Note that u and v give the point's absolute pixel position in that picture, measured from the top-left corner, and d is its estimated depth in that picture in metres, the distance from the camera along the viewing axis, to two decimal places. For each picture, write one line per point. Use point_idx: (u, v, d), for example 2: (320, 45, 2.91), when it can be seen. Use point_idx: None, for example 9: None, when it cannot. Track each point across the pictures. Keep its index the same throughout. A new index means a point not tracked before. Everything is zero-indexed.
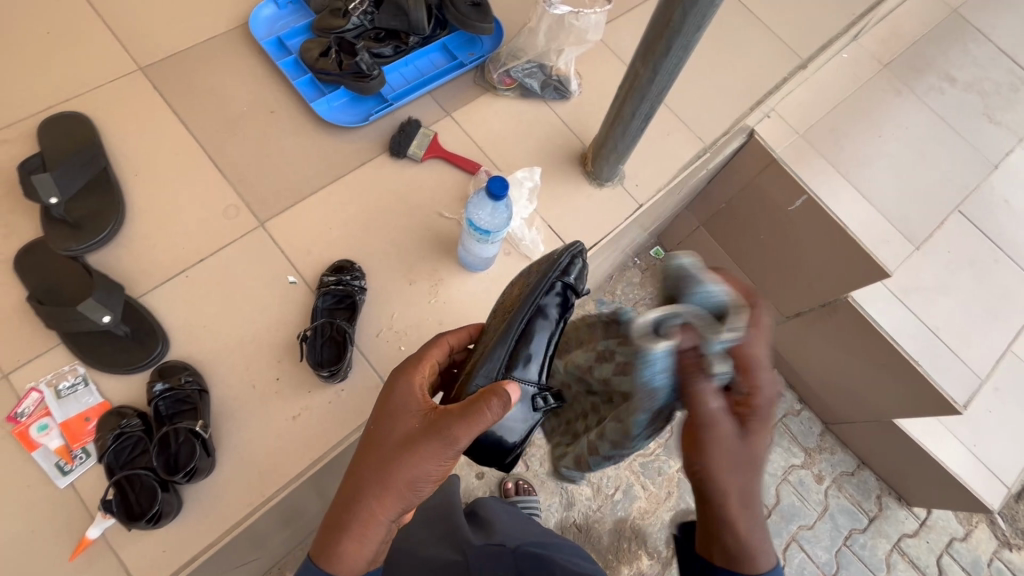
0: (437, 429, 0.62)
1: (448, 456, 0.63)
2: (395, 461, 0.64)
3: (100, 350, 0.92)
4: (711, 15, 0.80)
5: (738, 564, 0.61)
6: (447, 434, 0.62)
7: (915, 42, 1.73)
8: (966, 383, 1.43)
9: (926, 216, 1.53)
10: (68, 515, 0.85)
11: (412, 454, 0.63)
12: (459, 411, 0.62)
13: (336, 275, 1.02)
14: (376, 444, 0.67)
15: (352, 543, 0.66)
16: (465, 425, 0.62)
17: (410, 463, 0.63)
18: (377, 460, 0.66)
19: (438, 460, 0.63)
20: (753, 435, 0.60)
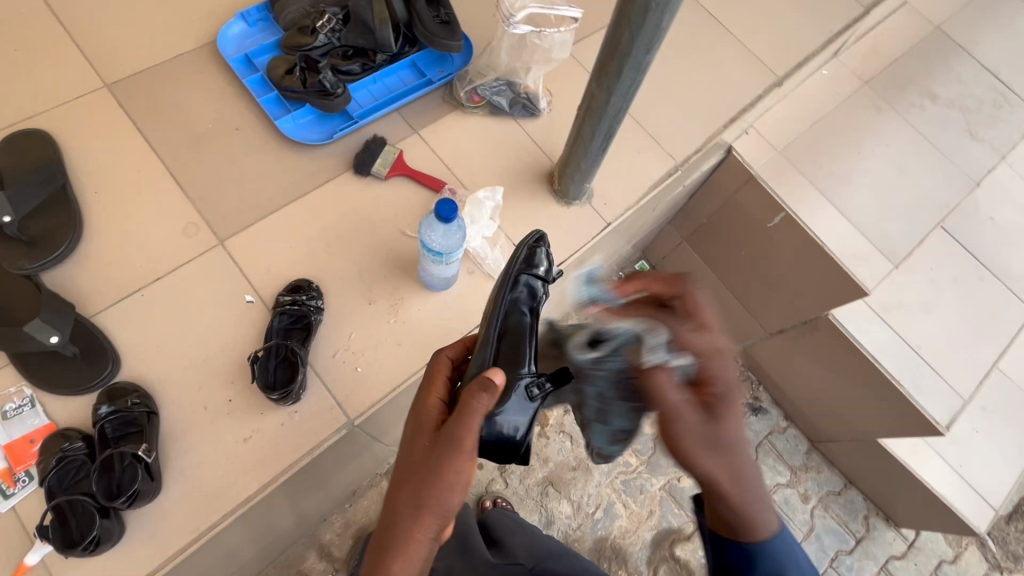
0: (448, 430, 0.62)
1: (466, 455, 0.62)
2: (418, 476, 0.62)
3: (48, 370, 0.91)
4: (660, 37, 0.79)
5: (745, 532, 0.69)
6: (458, 432, 0.61)
7: (896, 59, 1.73)
8: (948, 403, 1.41)
9: (906, 234, 1.52)
10: (9, 540, 0.83)
11: (434, 469, 0.61)
12: (461, 405, 0.62)
13: (292, 295, 1.01)
14: (403, 476, 0.64)
15: (396, 573, 0.60)
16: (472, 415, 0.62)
17: (435, 478, 0.61)
18: (404, 481, 0.63)
19: (458, 463, 0.61)
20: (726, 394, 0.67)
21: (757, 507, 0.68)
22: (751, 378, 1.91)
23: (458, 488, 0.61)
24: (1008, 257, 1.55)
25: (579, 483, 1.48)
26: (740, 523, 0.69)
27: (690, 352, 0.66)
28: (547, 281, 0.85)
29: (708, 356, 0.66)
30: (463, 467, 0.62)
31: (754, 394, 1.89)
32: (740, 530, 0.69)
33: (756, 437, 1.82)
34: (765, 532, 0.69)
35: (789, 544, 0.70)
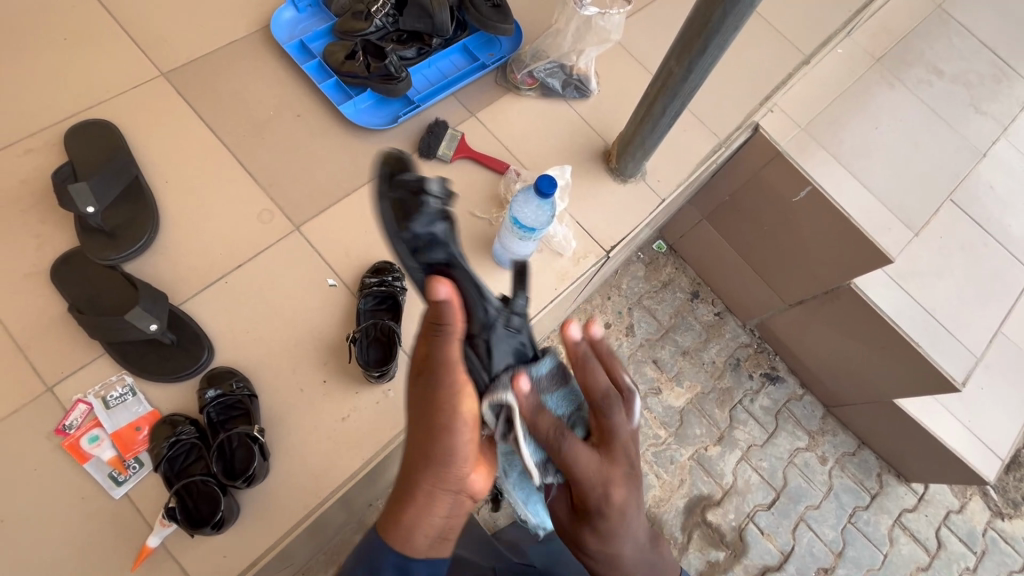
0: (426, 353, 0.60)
1: (453, 371, 0.59)
2: (424, 405, 0.59)
3: (146, 359, 0.92)
4: (748, 15, 0.83)
5: None
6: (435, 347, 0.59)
7: (905, 37, 1.80)
8: (963, 361, 1.50)
9: (923, 203, 1.60)
10: (124, 525, 0.84)
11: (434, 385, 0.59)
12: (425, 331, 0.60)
13: (377, 277, 1.03)
14: (408, 416, 0.62)
15: (416, 512, 0.59)
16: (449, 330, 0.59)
17: (433, 398, 0.58)
18: (414, 418, 0.60)
19: (450, 384, 0.58)
20: (599, 527, 0.60)
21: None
22: (768, 349, 2.00)
23: (461, 416, 0.58)
24: (1009, 224, 1.66)
25: None
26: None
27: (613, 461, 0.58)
28: (441, 206, 0.68)
29: (609, 483, 0.58)
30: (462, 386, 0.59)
31: (772, 363, 1.98)
32: None
33: (776, 405, 1.91)
34: None
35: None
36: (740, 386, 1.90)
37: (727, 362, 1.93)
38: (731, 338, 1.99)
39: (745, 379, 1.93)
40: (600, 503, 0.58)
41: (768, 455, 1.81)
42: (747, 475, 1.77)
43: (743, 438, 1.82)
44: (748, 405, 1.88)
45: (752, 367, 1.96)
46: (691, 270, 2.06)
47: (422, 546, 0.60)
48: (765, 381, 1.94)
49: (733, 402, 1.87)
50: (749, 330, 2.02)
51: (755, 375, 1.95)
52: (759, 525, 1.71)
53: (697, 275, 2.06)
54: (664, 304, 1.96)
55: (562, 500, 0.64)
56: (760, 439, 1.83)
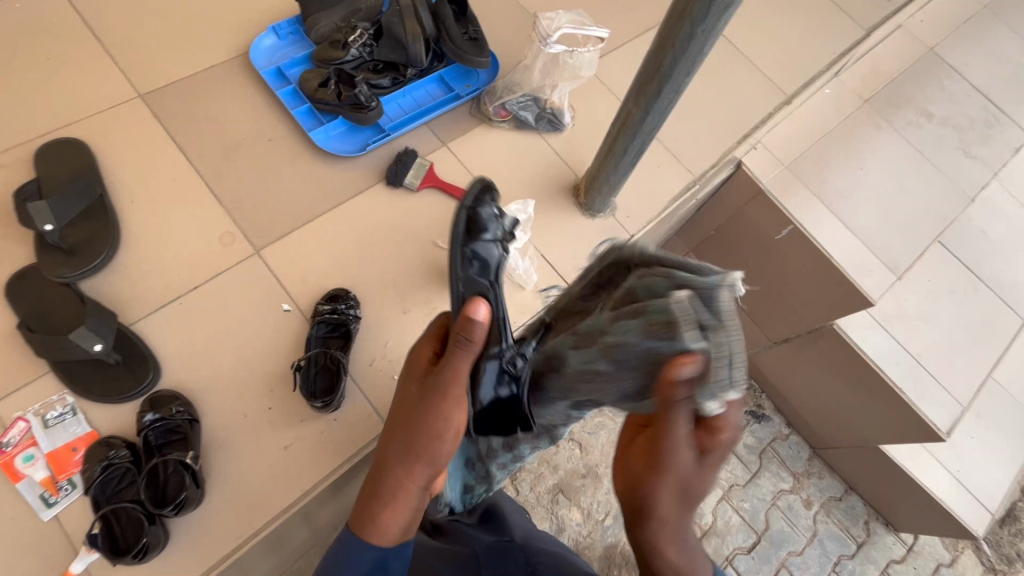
0: (441, 372, 0.59)
1: (454, 401, 0.59)
2: (417, 417, 0.60)
3: (90, 378, 0.92)
4: (698, 62, 0.83)
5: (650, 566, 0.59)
6: (450, 374, 0.58)
7: (894, 79, 1.77)
8: (947, 409, 1.43)
9: (907, 246, 1.54)
10: (53, 548, 0.83)
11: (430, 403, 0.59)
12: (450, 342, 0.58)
13: (331, 304, 1.02)
14: (396, 412, 0.63)
15: (387, 509, 0.62)
16: (461, 353, 0.58)
17: (425, 417, 0.60)
18: (402, 424, 0.62)
19: (447, 412, 0.59)
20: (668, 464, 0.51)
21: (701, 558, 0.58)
22: (754, 388, 1.96)
23: (445, 441, 0.60)
24: (1003, 271, 1.58)
25: (589, 489, 1.44)
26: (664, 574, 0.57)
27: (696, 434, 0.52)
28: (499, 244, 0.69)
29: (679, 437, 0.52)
30: (456, 416, 0.60)
31: (758, 402, 1.94)
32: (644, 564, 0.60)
33: (760, 444, 1.86)
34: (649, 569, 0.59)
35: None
36: None
37: None
38: None
39: None
40: (680, 436, 0.50)
41: (750, 496, 1.75)
42: (727, 516, 1.71)
43: (725, 477, 1.76)
44: None
45: None
46: None
47: (388, 538, 0.64)
48: (750, 420, 1.90)
49: None
50: None
51: None
52: (738, 570, 1.64)
53: None
54: None
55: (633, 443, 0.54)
56: (743, 479, 1.78)
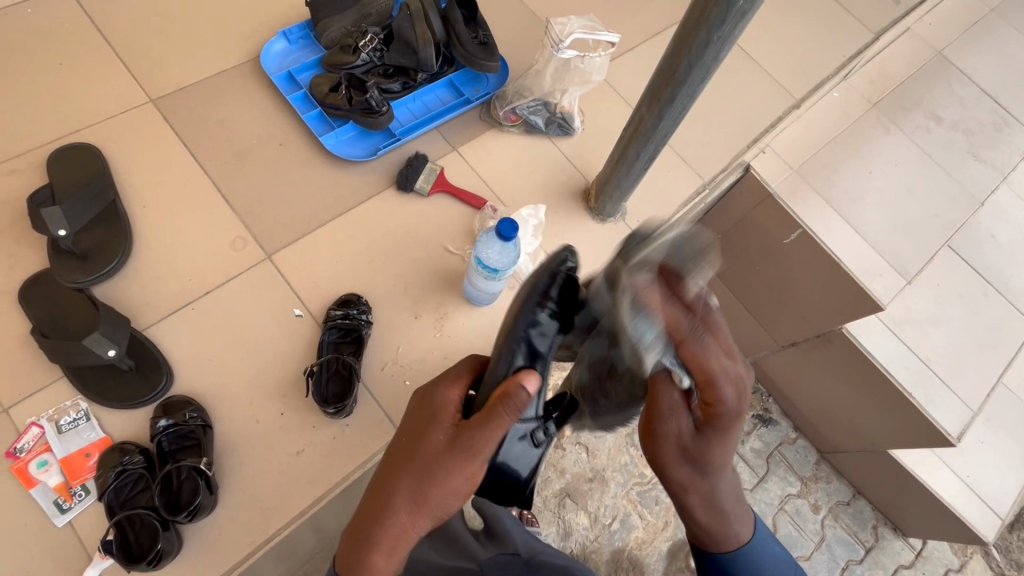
0: (472, 438, 0.59)
1: (478, 465, 0.60)
2: (435, 477, 0.60)
3: (103, 384, 0.92)
4: (713, 69, 0.83)
5: (719, 543, 0.71)
6: (485, 435, 0.59)
7: (903, 82, 1.76)
8: (958, 414, 1.41)
9: (917, 251, 1.53)
10: (66, 555, 0.83)
11: (452, 465, 0.60)
12: (491, 411, 0.59)
13: (343, 309, 1.02)
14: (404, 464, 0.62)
15: (381, 558, 0.62)
16: (505, 419, 0.59)
17: (445, 475, 0.60)
18: (412, 479, 0.61)
19: (471, 474, 0.60)
20: (727, 428, 0.63)
21: (744, 508, 0.72)
22: (761, 391, 1.95)
23: (455, 498, 0.62)
24: (1011, 274, 1.57)
25: (596, 494, 1.44)
26: (728, 531, 0.71)
27: (736, 367, 0.64)
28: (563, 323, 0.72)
29: (741, 386, 0.63)
30: (473, 477, 0.61)
31: (765, 406, 1.93)
32: (712, 542, 0.72)
33: (768, 448, 1.85)
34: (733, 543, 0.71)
35: (768, 542, 0.74)
36: None
37: None
38: None
39: None
40: (735, 401, 0.63)
41: (757, 501, 1.75)
42: None
43: None
44: (738, 447, 1.82)
45: None
46: None
47: None
48: (757, 423, 1.89)
49: None
50: None
51: (747, 416, 1.89)
52: None
53: None
54: None
55: (683, 420, 0.66)
56: (750, 483, 1.77)
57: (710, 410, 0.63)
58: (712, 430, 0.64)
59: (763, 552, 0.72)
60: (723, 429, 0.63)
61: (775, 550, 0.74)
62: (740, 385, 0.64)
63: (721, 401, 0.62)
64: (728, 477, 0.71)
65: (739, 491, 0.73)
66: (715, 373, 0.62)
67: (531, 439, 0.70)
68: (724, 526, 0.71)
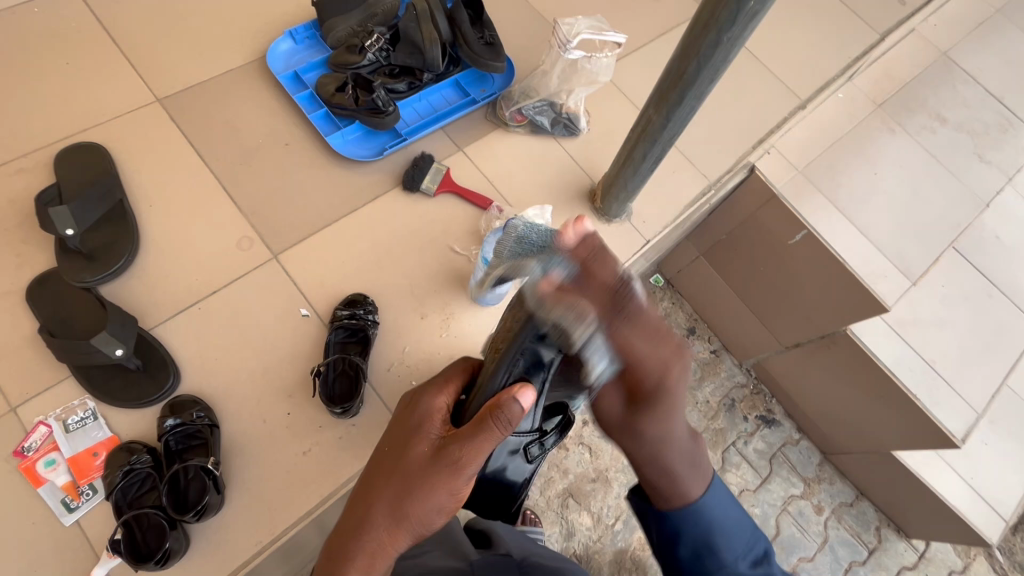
0: (460, 449, 0.59)
1: (464, 477, 0.60)
2: (419, 487, 0.59)
3: (111, 383, 0.92)
4: (722, 70, 0.82)
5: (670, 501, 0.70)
6: (475, 450, 0.59)
7: (908, 83, 1.75)
8: (963, 416, 1.40)
9: (922, 253, 1.53)
10: (74, 554, 0.83)
11: (438, 476, 0.59)
12: (481, 422, 0.58)
13: (349, 309, 1.02)
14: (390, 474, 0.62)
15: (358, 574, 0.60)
16: (495, 433, 0.58)
17: (430, 486, 0.59)
18: (396, 489, 0.61)
19: (456, 486, 0.60)
20: (655, 410, 0.63)
21: (697, 476, 0.70)
22: (765, 392, 1.95)
23: (439, 510, 0.61)
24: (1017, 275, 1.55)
25: (599, 494, 1.44)
26: (677, 493, 0.70)
27: (666, 342, 0.59)
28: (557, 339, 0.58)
29: (666, 361, 0.59)
30: (458, 489, 0.60)
31: (768, 406, 1.93)
32: (662, 499, 0.71)
33: (771, 449, 1.85)
34: (682, 500, 0.70)
35: (727, 505, 0.72)
36: (734, 427, 1.84)
37: (722, 403, 1.88)
38: (726, 377, 1.94)
39: (740, 421, 1.87)
40: (661, 378, 0.60)
41: (760, 502, 1.74)
42: None
43: (735, 482, 1.75)
44: (741, 448, 1.82)
45: (748, 409, 1.90)
46: (687, 306, 2.04)
47: None
48: (760, 424, 1.88)
49: (726, 443, 1.81)
50: (745, 370, 1.97)
51: (751, 417, 1.89)
52: None
53: (693, 312, 2.03)
54: None
55: (615, 400, 0.66)
56: (753, 484, 1.77)
57: (632, 388, 0.62)
58: (643, 402, 0.63)
59: (712, 516, 0.71)
60: (651, 410, 0.63)
61: (735, 517, 0.72)
62: (671, 363, 0.60)
63: (641, 379, 0.61)
64: (686, 444, 0.68)
65: (696, 458, 0.70)
66: (643, 352, 0.58)
67: (524, 455, 0.80)
68: (680, 499, 0.70)
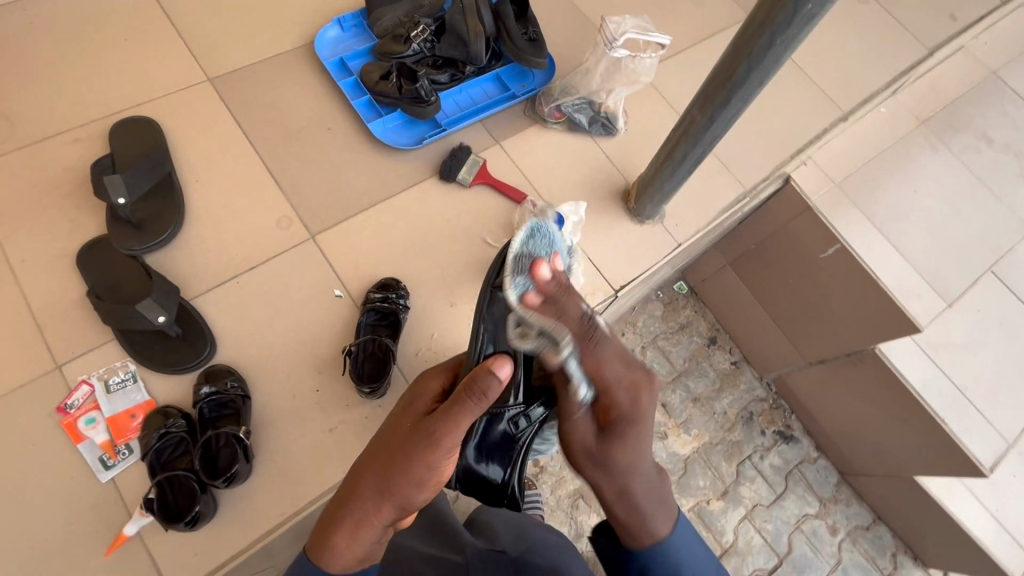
0: (437, 424, 0.62)
1: (441, 452, 0.63)
2: (401, 460, 0.64)
3: (151, 348, 0.95)
4: (771, 74, 0.82)
5: (638, 537, 0.68)
6: (448, 425, 0.62)
7: (954, 101, 1.71)
8: (992, 444, 1.36)
9: (959, 274, 1.49)
10: (107, 510, 0.86)
11: (418, 448, 0.63)
12: (460, 395, 0.62)
13: (382, 292, 1.04)
14: (381, 447, 0.67)
15: (345, 537, 0.66)
16: (470, 406, 0.62)
17: (411, 457, 0.63)
18: (381, 460, 0.66)
19: (433, 461, 0.63)
20: (626, 435, 0.67)
21: (661, 507, 0.68)
22: (784, 407, 1.91)
23: (418, 483, 0.64)
24: None
25: None
26: (646, 528, 0.68)
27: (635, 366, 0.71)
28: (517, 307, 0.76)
29: (637, 381, 0.70)
30: (436, 466, 0.64)
31: (787, 422, 1.89)
32: (629, 535, 0.69)
33: (787, 465, 1.82)
34: (657, 538, 0.68)
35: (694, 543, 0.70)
36: (750, 441, 1.81)
37: (739, 415, 1.84)
38: (745, 390, 1.90)
39: (757, 435, 1.83)
40: (631, 402, 0.68)
41: (773, 517, 1.71)
42: (749, 536, 1.68)
43: (749, 496, 1.73)
44: (757, 461, 1.79)
45: (765, 423, 1.87)
46: (711, 315, 1.99)
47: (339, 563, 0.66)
48: (778, 440, 1.85)
49: (741, 456, 1.78)
50: (766, 384, 1.93)
51: (768, 432, 1.85)
52: None
53: (716, 321, 1.98)
54: (680, 348, 1.89)
55: (588, 430, 0.70)
56: (767, 499, 1.74)
57: (607, 414, 0.69)
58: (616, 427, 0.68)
59: (682, 563, 0.68)
60: (625, 432, 0.67)
61: (700, 552, 0.70)
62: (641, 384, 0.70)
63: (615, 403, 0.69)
64: (651, 482, 0.69)
65: (663, 497, 0.70)
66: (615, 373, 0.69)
67: None
68: (643, 525, 0.68)
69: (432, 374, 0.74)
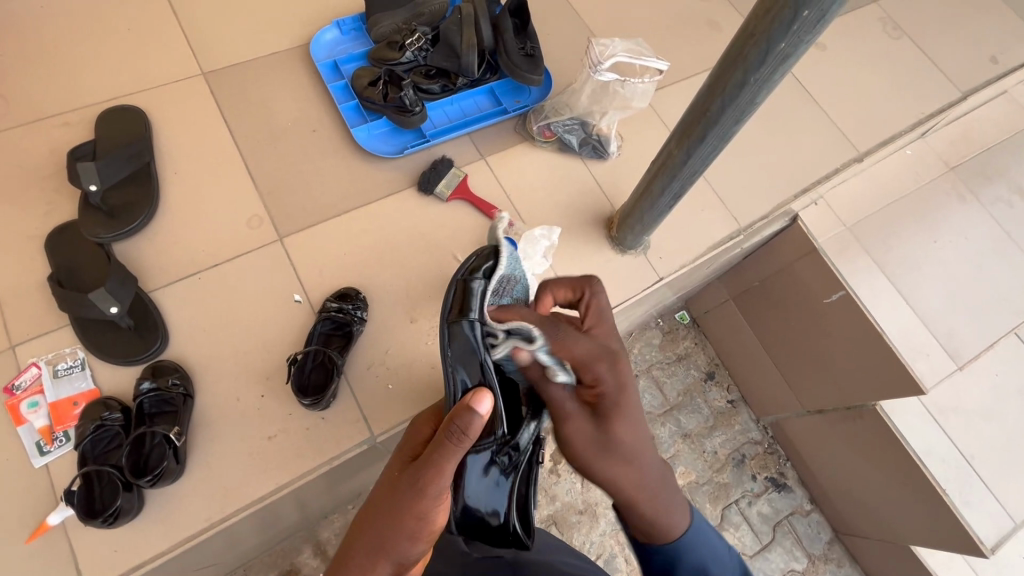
0: (421, 471, 0.59)
1: (429, 499, 0.59)
2: (389, 514, 0.59)
3: (103, 337, 0.95)
4: (750, 111, 0.76)
5: (668, 539, 0.66)
6: (434, 468, 0.58)
7: (989, 148, 1.58)
8: (996, 523, 1.23)
9: (978, 333, 1.35)
10: (37, 496, 0.86)
11: (404, 501, 0.59)
12: (440, 438, 0.59)
13: (339, 302, 1.02)
14: (371, 502, 0.63)
15: None
16: (453, 447, 0.58)
17: (398, 510, 0.59)
18: (369, 515, 0.61)
19: (421, 511, 0.59)
20: (618, 411, 0.66)
21: (679, 498, 0.69)
22: (779, 453, 1.76)
23: (410, 538, 0.59)
24: None
25: (583, 527, 1.37)
26: (673, 526, 0.66)
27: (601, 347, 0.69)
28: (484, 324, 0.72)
29: (612, 358, 0.68)
30: (427, 516, 0.59)
31: (781, 469, 1.74)
32: (655, 538, 0.67)
33: (777, 515, 1.67)
34: (682, 537, 0.66)
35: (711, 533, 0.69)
36: (739, 485, 1.68)
37: (730, 457, 1.71)
38: (740, 431, 1.76)
39: (747, 480, 1.70)
40: (609, 377, 0.67)
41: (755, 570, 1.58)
42: None
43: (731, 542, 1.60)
44: (744, 507, 1.65)
45: (758, 468, 1.72)
46: (711, 349, 1.86)
47: None
48: (769, 487, 1.70)
49: (727, 500, 1.65)
50: (763, 427, 1.79)
51: (760, 477, 1.71)
52: None
53: (715, 356, 1.85)
54: (674, 379, 1.77)
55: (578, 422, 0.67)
56: (750, 549, 1.60)
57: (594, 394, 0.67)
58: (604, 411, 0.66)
59: (703, 553, 0.67)
60: (613, 413, 0.66)
61: (719, 543, 0.69)
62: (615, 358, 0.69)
63: (601, 381, 0.67)
64: (666, 471, 0.68)
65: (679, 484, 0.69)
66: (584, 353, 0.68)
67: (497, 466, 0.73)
68: (667, 521, 0.66)
69: (418, 417, 0.70)
